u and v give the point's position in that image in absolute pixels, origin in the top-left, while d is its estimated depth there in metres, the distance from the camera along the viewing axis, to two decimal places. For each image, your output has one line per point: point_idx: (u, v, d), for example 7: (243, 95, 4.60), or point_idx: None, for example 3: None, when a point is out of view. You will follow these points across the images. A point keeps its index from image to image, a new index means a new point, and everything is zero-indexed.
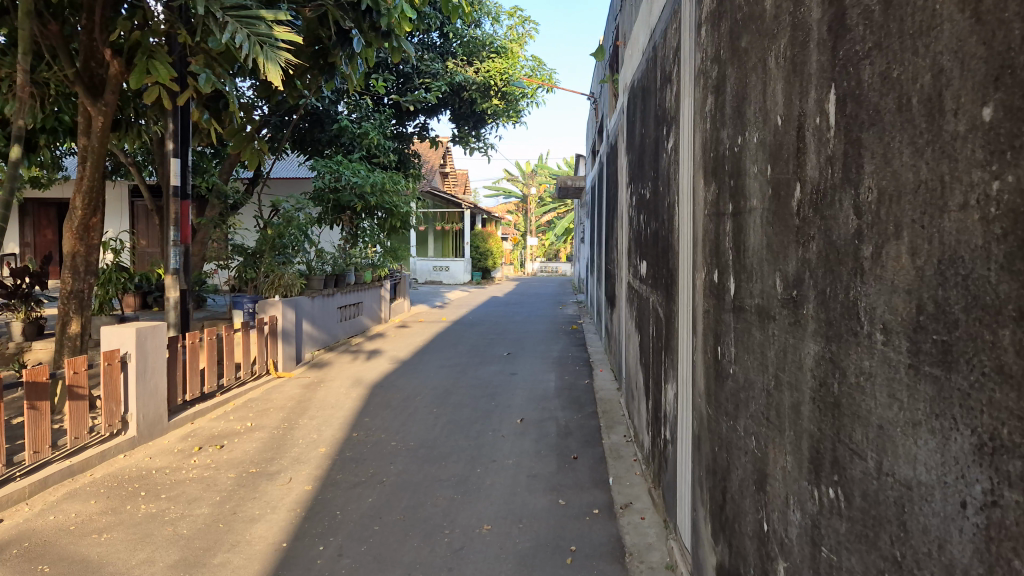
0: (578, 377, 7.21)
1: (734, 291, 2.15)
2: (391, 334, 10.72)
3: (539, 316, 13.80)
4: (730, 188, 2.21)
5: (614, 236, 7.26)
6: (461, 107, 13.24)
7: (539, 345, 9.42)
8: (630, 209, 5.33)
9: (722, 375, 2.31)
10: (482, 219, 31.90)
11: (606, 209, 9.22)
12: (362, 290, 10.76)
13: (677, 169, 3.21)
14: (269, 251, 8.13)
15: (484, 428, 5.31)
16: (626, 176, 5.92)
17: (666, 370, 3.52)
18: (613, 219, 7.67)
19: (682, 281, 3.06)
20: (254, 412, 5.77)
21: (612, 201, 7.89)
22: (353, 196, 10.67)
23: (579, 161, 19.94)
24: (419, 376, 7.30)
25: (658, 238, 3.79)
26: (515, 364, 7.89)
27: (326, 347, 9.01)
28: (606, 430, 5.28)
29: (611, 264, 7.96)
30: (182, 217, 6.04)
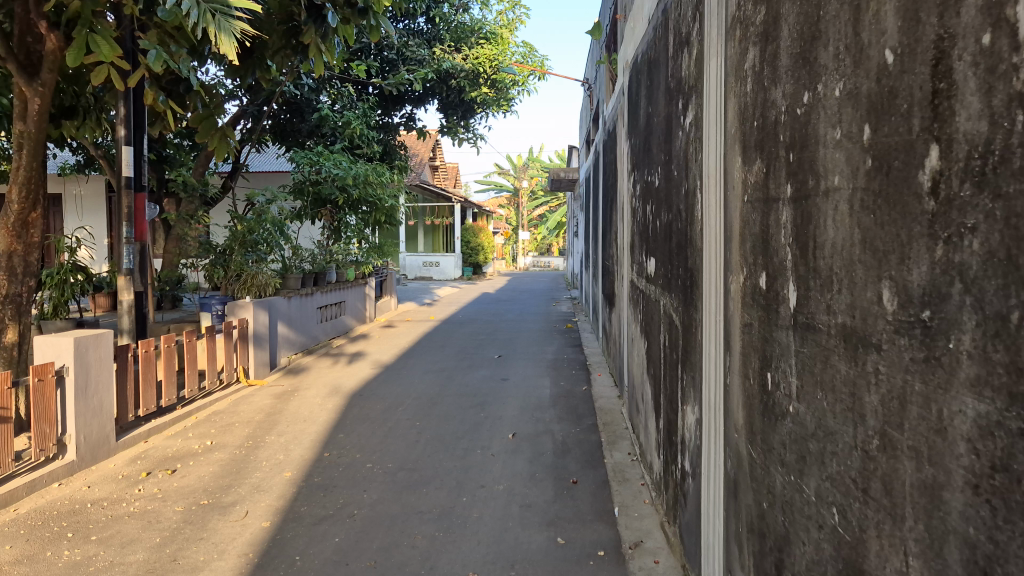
0: (575, 383, 6.68)
1: (797, 303, 1.61)
2: (376, 335, 10.17)
3: (532, 314, 13.25)
4: (788, 165, 1.66)
5: (613, 231, 6.74)
6: (449, 96, 12.67)
7: (532, 346, 8.88)
8: (633, 200, 4.80)
9: (774, 411, 1.77)
10: (472, 213, 31.32)
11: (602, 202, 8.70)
12: (344, 289, 10.19)
13: (699, 149, 2.66)
14: (239, 248, 7.54)
15: (472, 446, 4.76)
16: (627, 163, 5.37)
17: (683, 388, 2.99)
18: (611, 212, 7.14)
19: (706, 285, 2.53)
20: (217, 427, 5.21)
21: (610, 193, 7.37)
22: (334, 189, 10.08)
23: (571, 152, 19.38)
24: (403, 383, 6.75)
25: (672, 232, 3.26)
26: (506, 368, 7.35)
27: (304, 350, 8.44)
28: (607, 446, 4.75)
29: (609, 261, 7.43)
30: (137, 212, 5.44)
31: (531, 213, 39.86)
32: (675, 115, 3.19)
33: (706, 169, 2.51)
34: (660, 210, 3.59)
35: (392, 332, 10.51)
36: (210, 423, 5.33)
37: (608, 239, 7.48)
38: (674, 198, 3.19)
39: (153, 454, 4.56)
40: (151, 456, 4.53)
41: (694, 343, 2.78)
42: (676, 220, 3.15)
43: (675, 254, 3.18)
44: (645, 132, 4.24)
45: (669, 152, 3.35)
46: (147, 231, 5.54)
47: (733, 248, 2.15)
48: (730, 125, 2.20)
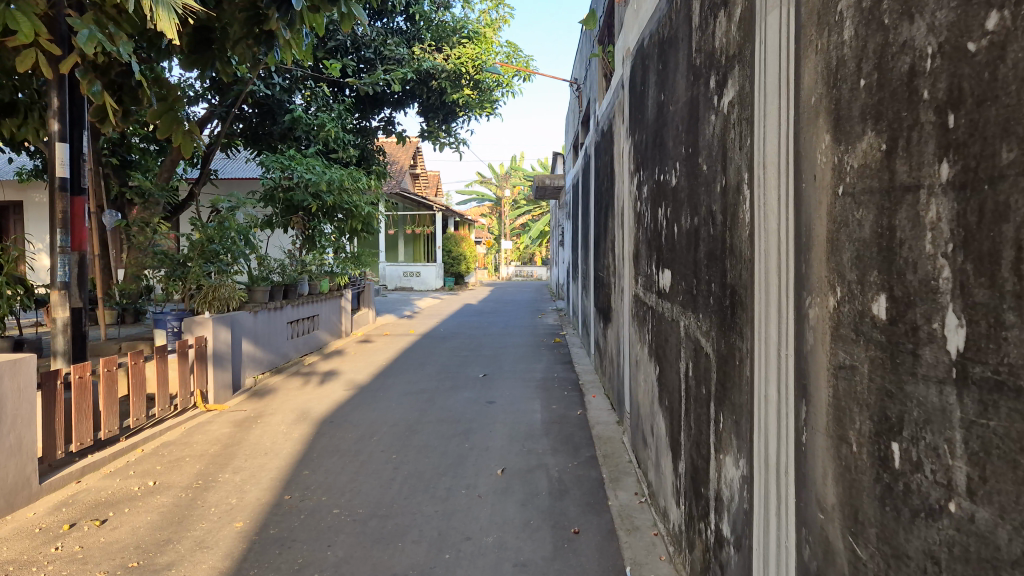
0: (568, 406, 6.10)
1: (964, 348, 1.04)
2: (352, 350, 9.55)
3: (517, 326, 12.67)
4: (942, 133, 1.09)
5: (609, 240, 6.19)
6: (430, 98, 12.11)
7: (519, 363, 8.29)
8: (639, 204, 4.25)
9: (905, 503, 1.20)
10: (454, 222, 30.73)
11: (593, 209, 8.15)
12: (318, 302, 9.56)
13: (746, 132, 2.10)
14: (198, 259, 6.85)
15: (456, 485, 4.16)
16: (628, 163, 4.83)
17: (717, 431, 2.43)
18: (606, 219, 6.60)
19: (759, 305, 1.97)
20: (164, 463, 4.58)
21: (604, 198, 6.82)
22: (307, 195, 9.44)
23: (556, 159, 18.85)
24: (379, 407, 6.14)
25: (698, 240, 2.70)
26: (491, 389, 6.76)
27: (272, 368, 7.79)
28: (610, 485, 4.17)
29: (603, 273, 6.88)
30: (73, 217, 4.83)
31: (514, 222, 39.34)
32: (703, 99, 2.64)
33: (759, 157, 1.96)
34: (680, 214, 3.04)
35: (369, 347, 9.89)
36: (157, 457, 4.69)
37: (602, 247, 6.92)
38: (702, 199, 2.63)
39: (84, 499, 3.92)
40: (81, 501, 3.88)
41: (736, 378, 2.22)
42: (705, 224, 2.59)
43: (703, 267, 2.63)
44: (655, 126, 3.69)
45: (693, 144, 2.79)
46: (87, 240, 4.92)
47: (811, 261, 1.60)
48: (803, 95, 1.65)
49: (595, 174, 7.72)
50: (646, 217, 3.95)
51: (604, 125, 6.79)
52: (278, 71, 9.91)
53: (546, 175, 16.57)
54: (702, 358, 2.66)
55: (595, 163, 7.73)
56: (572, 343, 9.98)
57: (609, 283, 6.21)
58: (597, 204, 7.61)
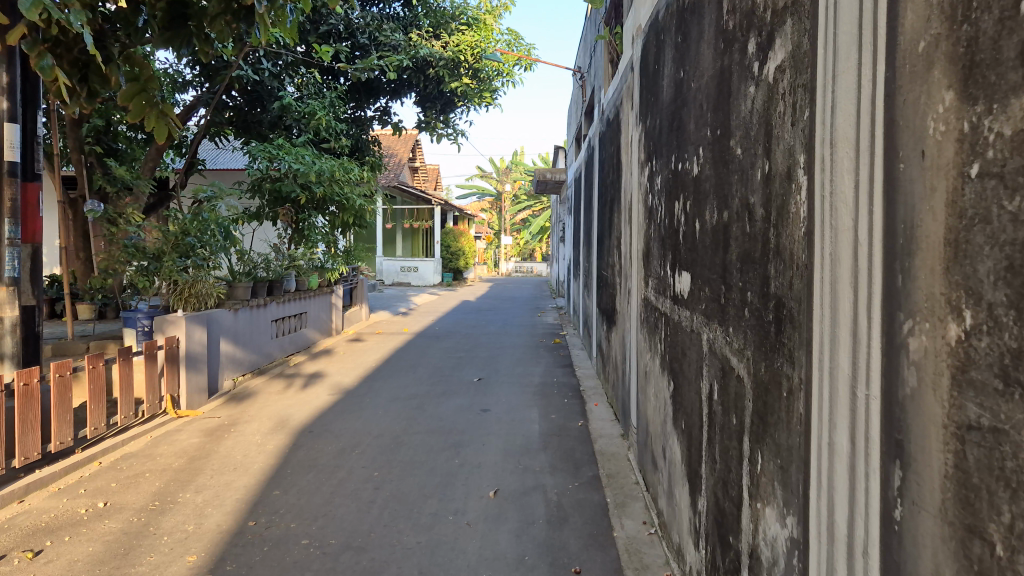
0: (568, 417, 5.66)
1: None
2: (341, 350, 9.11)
3: (515, 325, 12.24)
4: None
5: (615, 237, 5.76)
6: (427, 87, 11.67)
7: (516, 366, 7.85)
8: (652, 198, 3.80)
9: None
10: (452, 217, 30.27)
11: (595, 205, 7.74)
12: (306, 299, 9.11)
13: (803, 103, 1.65)
14: (171, 252, 6.37)
15: (443, 511, 3.72)
16: (638, 151, 4.38)
17: (752, 472, 1.99)
18: (611, 213, 6.15)
19: (821, 323, 1.52)
20: (121, 480, 4.13)
21: (608, 190, 6.39)
22: (296, 186, 8.97)
23: (556, 154, 18.41)
24: (364, 415, 5.70)
25: (729, 240, 2.26)
26: (486, 396, 6.33)
27: (254, 370, 7.35)
28: (616, 511, 3.72)
29: (606, 271, 6.45)
30: (26, 206, 4.40)
31: (513, 217, 38.88)
32: (736, 70, 2.20)
33: (823, 131, 1.52)
34: (705, 208, 2.59)
35: (360, 347, 9.45)
36: (115, 472, 4.23)
37: (606, 244, 6.50)
38: (734, 191, 2.19)
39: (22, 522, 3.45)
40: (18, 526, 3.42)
41: (782, 413, 1.77)
42: (738, 220, 2.15)
43: (735, 272, 2.20)
44: (671, 109, 3.25)
45: (724, 121, 2.34)
46: (41, 230, 4.49)
47: (915, 270, 1.15)
48: (902, 46, 1.21)
49: (600, 166, 7.29)
50: (661, 213, 3.51)
51: (609, 113, 6.35)
52: (267, 55, 9.45)
53: (547, 169, 16.12)
54: (732, 380, 2.22)
55: (600, 156, 7.32)
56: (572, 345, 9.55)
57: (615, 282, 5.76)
58: (601, 198, 7.18)
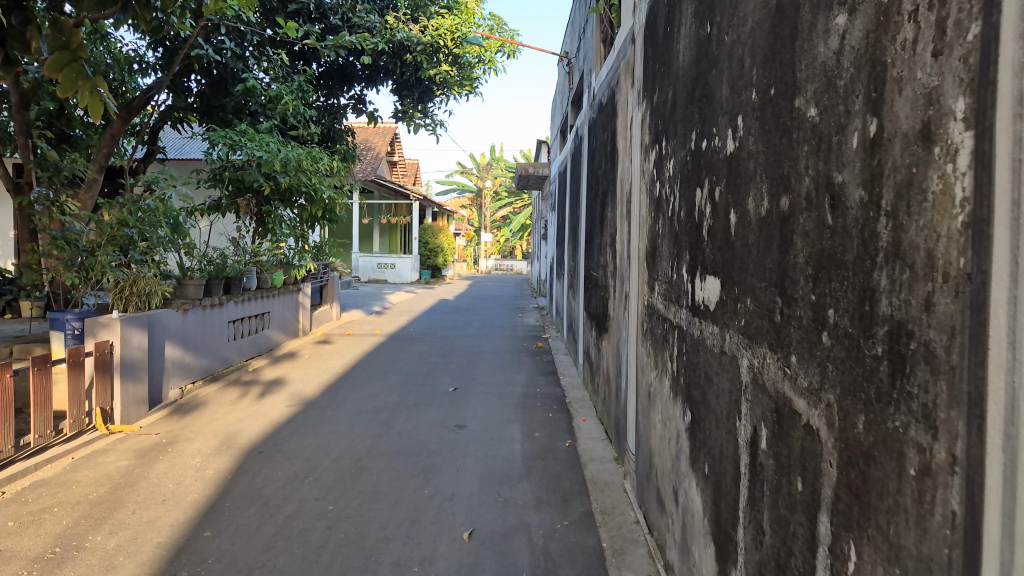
0: (554, 436, 5.04)
1: None
2: (307, 353, 8.44)
3: (495, 326, 11.62)
4: None
5: (608, 234, 5.14)
6: (403, 73, 11.02)
7: (496, 374, 7.23)
8: (662, 187, 3.19)
9: None
10: (431, 212, 29.62)
11: (585, 199, 7.13)
12: (269, 297, 8.43)
13: (961, 18, 1.04)
14: (105, 245, 5.69)
15: (408, 561, 3.09)
16: (640, 132, 3.77)
17: (836, 569, 1.39)
18: (603, 208, 5.54)
19: (1012, 372, 0.92)
20: (23, 515, 3.45)
21: (601, 182, 5.77)
22: (258, 175, 8.28)
23: (539, 148, 17.78)
24: (324, 432, 5.06)
25: (793, 235, 1.65)
26: (462, 410, 5.71)
27: (207, 376, 6.67)
28: (613, 560, 3.12)
29: (597, 272, 5.84)
30: None
31: (494, 214, 38.25)
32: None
33: (1019, 46, 0.91)
34: (749, 194, 1.98)
35: (328, 350, 8.79)
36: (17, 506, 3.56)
37: (597, 241, 5.88)
38: (804, 167, 1.59)
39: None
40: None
41: (903, 500, 1.16)
42: (812, 207, 1.54)
43: (805, 279, 1.58)
44: (692, 75, 2.64)
45: (784, 74, 1.73)
46: None
47: None
48: None
49: (591, 156, 6.67)
50: (677, 204, 2.90)
51: (603, 97, 5.74)
52: (230, 34, 8.74)
53: (530, 163, 15.49)
54: (795, 428, 1.61)
55: (591, 145, 6.71)
56: (556, 350, 8.95)
57: (608, 285, 5.16)
58: (591, 191, 6.57)
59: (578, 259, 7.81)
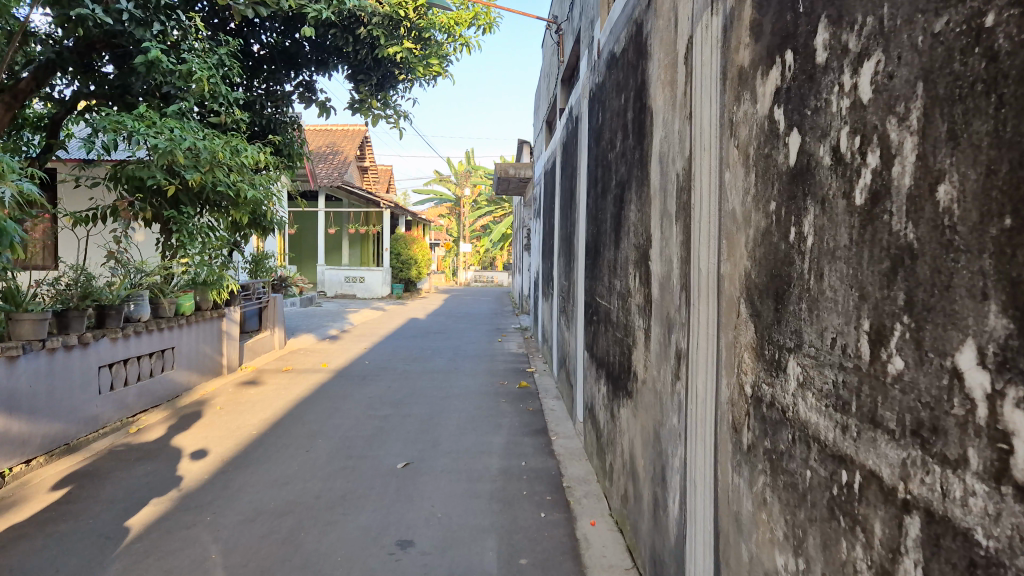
0: (548, 566, 3.23)
1: None
2: (222, 400, 6.54)
3: (469, 355, 9.78)
4: None
5: (634, 245, 3.31)
6: (358, 52, 9.27)
7: (465, 436, 5.41)
8: (822, 142, 1.37)
9: None
10: (405, 221, 27.67)
11: (584, 200, 5.33)
12: (176, 328, 6.55)
13: None
14: None
15: None
16: (725, 51, 1.96)
17: None
18: (621, 207, 3.73)
19: None
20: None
21: (613, 167, 3.97)
22: (156, 171, 6.40)
23: (519, 148, 15.98)
24: (187, 563, 3.19)
25: None
26: (412, 511, 3.88)
27: (60, 447, 4.77)
28: None
29: (609, 303, 4.04)
30: None
31: (474, 224, 36.31)
32: None
33: None
34: None
35: (251, 394, 6.89)
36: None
37: (609, 254, 4.09)
38: None
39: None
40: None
41: None
42: None
43: None
44: None
45: None
46: None
47: None
48: None
49: (592, 139, 4.89)
50: (909, 172, 1.07)
51: (615, 45, 3.96)
52: None
53: (511, 163, 13.69)
54: None
55: (592, 125, 4.91)
56: (544, 393, 7.14)
57: (634, 325, 3.32)
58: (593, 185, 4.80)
59: (574, 275, 6.00)
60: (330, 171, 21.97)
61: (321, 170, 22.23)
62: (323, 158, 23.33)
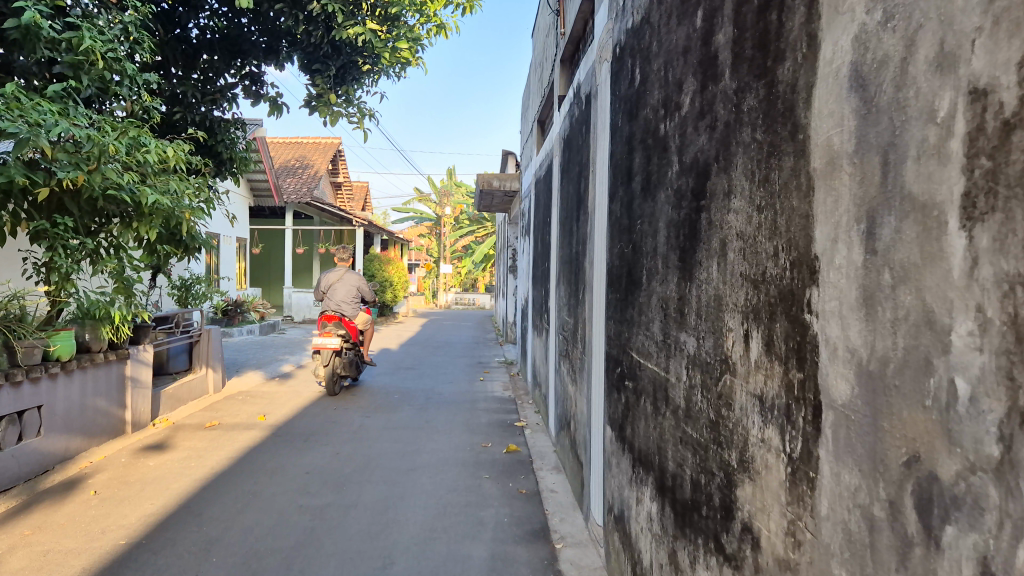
0: None
1: None
2: (105, 477, 4.84)
3: (445, 401, 8.15)
4: None
5: (752, 277, 1.70)
6: (313, 33, 7.79)
7: (433, 547, 3.77)
8: None
9: None
10: (381, 240, 26.01)
11: (603, 206, 3.74)
12: (44, 383, 4.82)
13: None
14: None
15: None
16: None
17: None
18: (698, 208, 2.13)
19: None
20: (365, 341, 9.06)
21: (676, 142, 2.39)
22: (18, 171, 4.69)
23: (504, 158, 14.38)
24: None
25: None
26: None
27: None
28: None
29: (670, 372, 2.43)
30: None
31: (455, 244, 34.69)
32: None
33: None
34: None
35: (150, 466, 5.16)
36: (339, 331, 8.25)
37: (668, 287, 2.47)
38: None
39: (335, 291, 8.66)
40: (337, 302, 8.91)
41: None
42: None
43: None
44: None
45: None
46: None
47: None
48: None
49: (623, 114, 3.32)
50: None
51: None
52: None
53: (495, 174, 12.11)
54: None
55: (623, 94, 3.34)
56: (540, 464, 5.49)
57: (750, 434, 1.70)
58: (626, 181, 3.21)
59: (585, 309, 4.39)
60: (299, 186, 20.31)
61: (289, 184, 20.56)
62: (292, 171, 21.67)
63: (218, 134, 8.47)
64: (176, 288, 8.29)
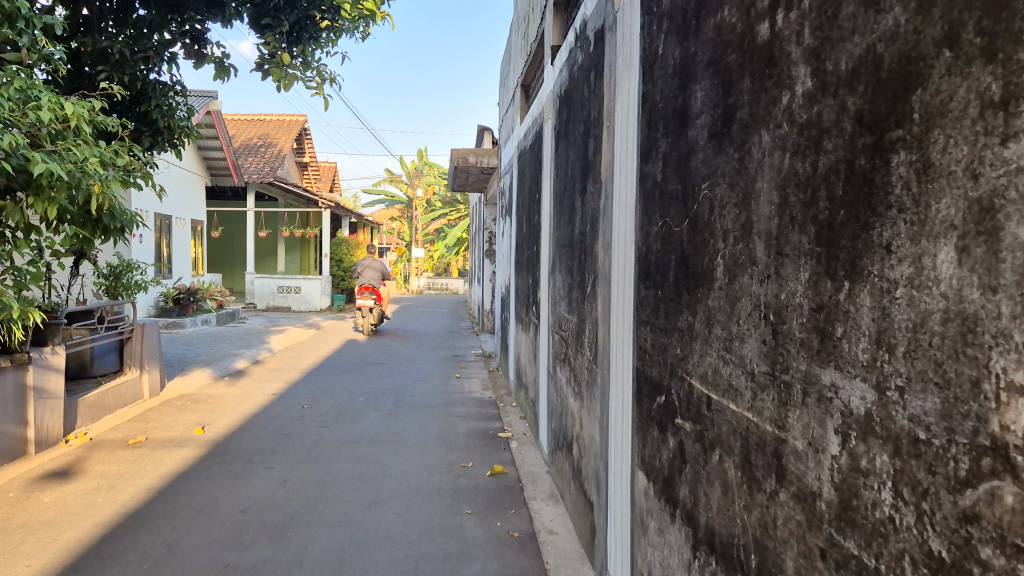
0: None
1: None
2: None
3: (416, 405, 7.17)
4: None
5: None
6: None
7: None
8: None
9: None
10: (349, 223, 24.84)
11: (632, 166, 2.75)
12: None
13: None
14: None
15: None
16: None
17: None
18: (887, 143, 1.14)
19: None
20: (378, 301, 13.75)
21: (810, 42, 1.40)
22: None
23: (479, 134, 13.33)
24: None
25: None
26: None
27: None
28: None
29: (794, 430, 1.44)
30: None
31: (426, 226, 33.55)
32: None
33: None
34: None
35: (45, 503, 4.12)
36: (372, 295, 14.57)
37: (786, 288, 1.48)
38: None
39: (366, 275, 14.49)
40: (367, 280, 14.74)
41: None
42: None
43: None
44: None
45: None
46: None
47: None
48: None
49: (670, 35, 2.32)
50: None
51: None
52: None
53: (471, 149, 11.07)
54: None
55: (668, 7, 2.34)
56: (532, 493, 4.54)
57: None
58: (679, 127, 2.21)
59: (597, 306, 3.41)
60: (259, 165, 19.09)
61: (250, 163, 19.32)
62: (253, 150, 20.42)
63: (153, 97, 7.39)
64: (103, 277, 7.18)
